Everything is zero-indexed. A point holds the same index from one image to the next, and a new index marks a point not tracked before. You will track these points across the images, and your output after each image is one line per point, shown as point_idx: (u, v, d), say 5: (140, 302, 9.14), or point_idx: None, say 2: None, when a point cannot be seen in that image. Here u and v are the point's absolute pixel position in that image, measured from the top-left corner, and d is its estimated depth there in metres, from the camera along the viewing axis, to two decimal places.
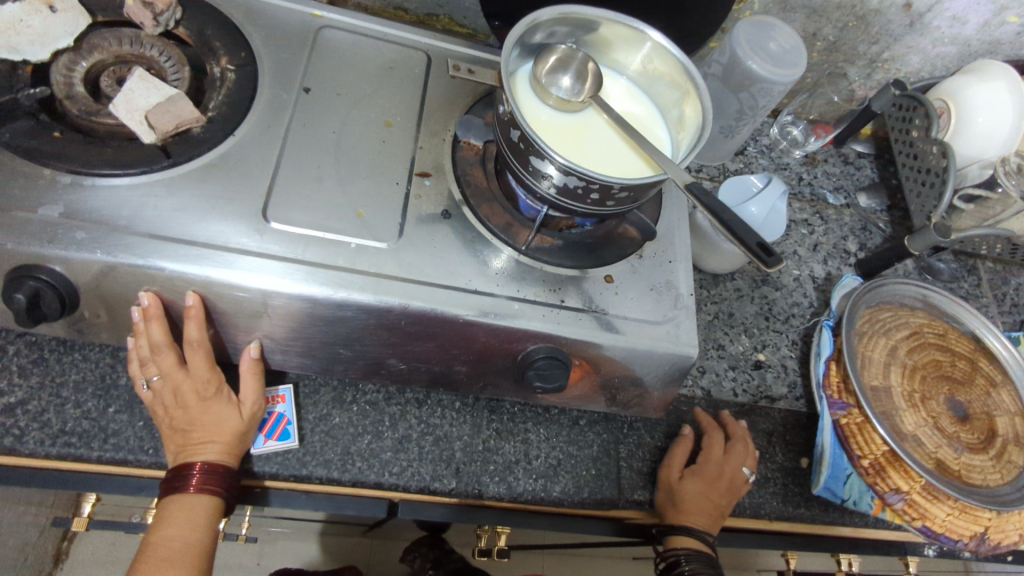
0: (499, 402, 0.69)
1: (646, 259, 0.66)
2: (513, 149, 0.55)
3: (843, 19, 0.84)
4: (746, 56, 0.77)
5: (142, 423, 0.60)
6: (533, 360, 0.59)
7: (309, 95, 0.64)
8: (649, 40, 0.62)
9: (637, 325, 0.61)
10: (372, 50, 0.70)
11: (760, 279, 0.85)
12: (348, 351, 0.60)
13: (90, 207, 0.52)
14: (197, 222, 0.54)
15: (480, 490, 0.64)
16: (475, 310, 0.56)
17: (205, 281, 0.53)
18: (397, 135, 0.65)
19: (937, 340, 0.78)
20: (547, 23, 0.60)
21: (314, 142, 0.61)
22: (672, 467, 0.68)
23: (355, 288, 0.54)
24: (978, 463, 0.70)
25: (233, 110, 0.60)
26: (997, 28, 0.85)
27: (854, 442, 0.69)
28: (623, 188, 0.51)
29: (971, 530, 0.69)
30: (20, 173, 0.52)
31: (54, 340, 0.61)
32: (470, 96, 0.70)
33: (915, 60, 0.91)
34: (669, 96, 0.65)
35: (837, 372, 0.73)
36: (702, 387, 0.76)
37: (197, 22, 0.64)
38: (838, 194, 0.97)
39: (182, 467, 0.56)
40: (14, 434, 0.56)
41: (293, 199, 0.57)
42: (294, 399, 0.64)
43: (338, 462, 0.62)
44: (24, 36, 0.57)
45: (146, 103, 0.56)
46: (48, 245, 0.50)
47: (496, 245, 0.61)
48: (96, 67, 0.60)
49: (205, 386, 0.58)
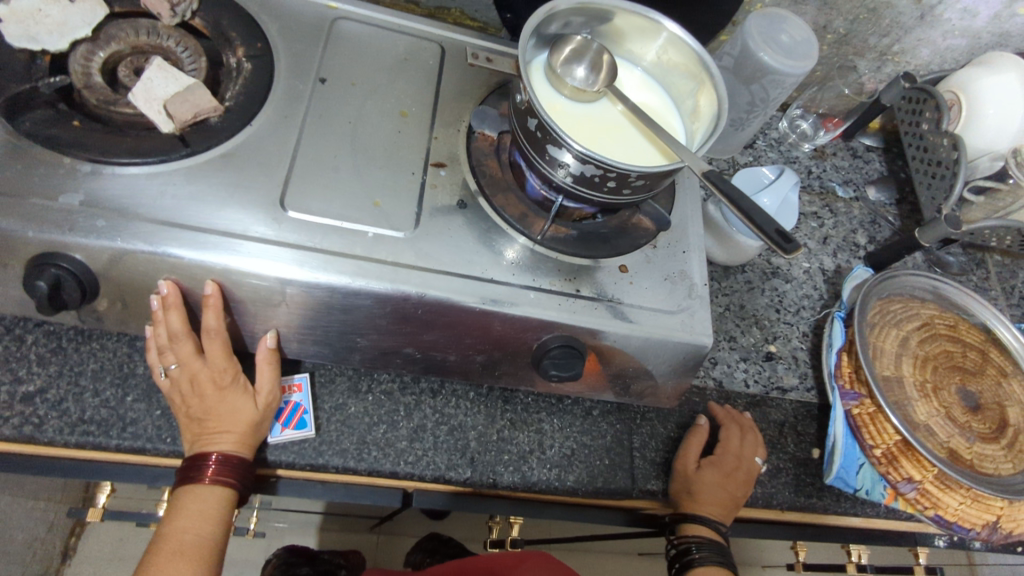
0: (513, 392, 0.69)
1: (660, 250, 0.66)
2: (530, 138, 0.55)
3: (854, 11, 0.84)
4: (757, 47, 0.77)
5: (160, 412, 0.60)
6: (548, 349, 0.59)
7: (324, 85, 0.64)
8: (664, 30, 0.62)
9: (651, 315, 0.61)
10: (387, 41, 0.70)
11: (770, 271, 0.86)
12: (364, 340, 0.60)
13: (110, 195, 0.53)
14: (215, 210, 0.54)
15: (495, 479, 0.64)
16: (490, 299, 0.57)
17: (224, 270, 0.53)
18: (412, 126, 0.65)
19: (948, 331, 0.78)
20: (563, 13, 0.60)
21: (330, 132, 0.61)
22: (688, 458, 0.68)
23: (372, 277, 0.54)
24: (990, 452, 0.71)
25: (249, 100, 0.60)
26: (1007, 20, 0.86)
27: (866, 432, 0.70)
28: (640, 176, 0.51)
29: (984, 519, 0.69)
30: (41, 161, 0.53)
31: (71, 329, 0.61)
32: (484, 88, 0.70)
33: (925, 52, 0.91)
34: (684, 86, 0.65)
35: (849, 363, 0.73)
36: (714, 378, 0.76)
37: (213, 13, 0.64)
38: (847, 187, 0.97)
39: (197, 457, 0.57)
40: (33, 423, 0.56)
41: (310, 188, 0.57)
42: (309, 388, 0.64)
43: (355, 451, 0.62)
44: (42, 27, 0.57)
45: (165, 93, 0.57)
46: (69, 233, 0.50)
47: (511, 235, 0.62)
48: (114, 58, 0.61)
49: (222, 375, 0.58)
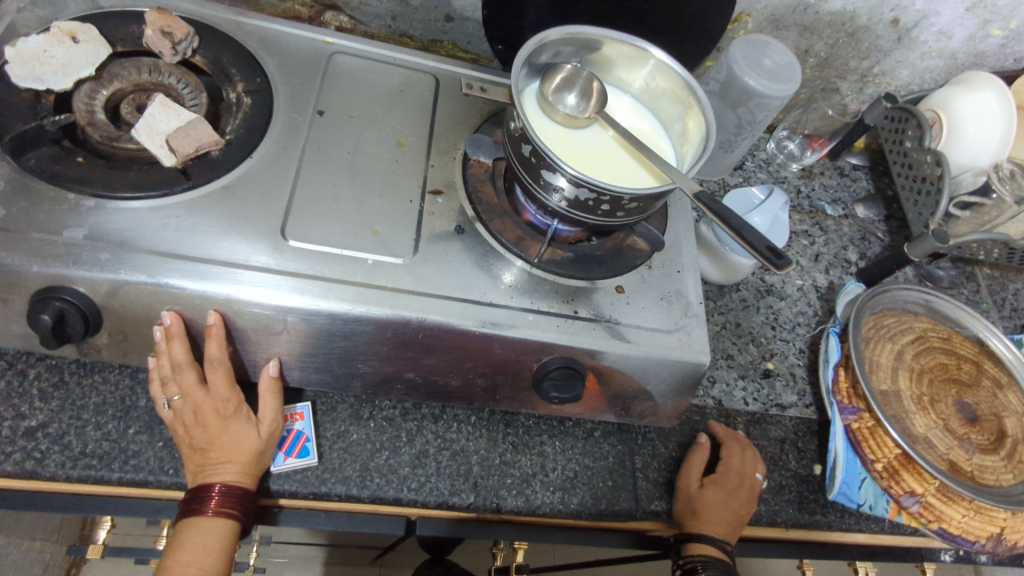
0: (514, 415, 0.70)
1: (655, 270, 0.67)
2: (525, 164, 0.56)
3: (834, 36, 0.87)
4: (741, 72, 0.79)
5: (162, 444, 0.60)
6: (548, 371, 0.59)
7: (322, 117, 0.66)
8: (652, 58, 0.64)
9: (648, 334, 0.62)
10: (383, 74, 0.72)
11: (764, 289, 0.87)
12: (365, 366, 0.60)
13: (114, 228, 0.53)
14: (216, 241, 0.55)
15: (498, 504, 0.64)
16: (489, 322, 0.57)
17: (226, 299, 0.53)
18: (409, 154, 0.66)
19: (942, 344, 0.79)
20: (553, 44, 0.62)
21: (329, 162, 0.63)
22: (690, 477, 0.68)
23: (372, 303, 0.55)
24: (990, 464, 0.71)
25: (250, 133, 0.62)
26: (981, 41, 0.88)
27: (867, 446, 0.70)
28: (634, 198, 0.53)
29: (988, 531, 0.69)
30: (46, 198, 0.54)
31: (73, 363, 0.62)
32: (478, 116, 0.72)
33: (904, 73, 0.94)
34: (673, 110, 0.67)
35: (846, 378, 0.74)
36: (713, 397, 0.77)
37: (213, 51, 0.66)
38: (836, 205, 0.99)
39: (200, 489, 0.56)
40: (34, 458, 0.56)
41: (310, 219, 0.58)
42: (311, 417, 0.64)
43: (357, 478, 0.62)
44: (47, 67, 0.59)
45: (167, 128, 0.58)
46: (73, 266, 0.51)
47: (509, 258, 0.63)
48: (117, 95, 0.62)
49: (225, 405, 0.58)
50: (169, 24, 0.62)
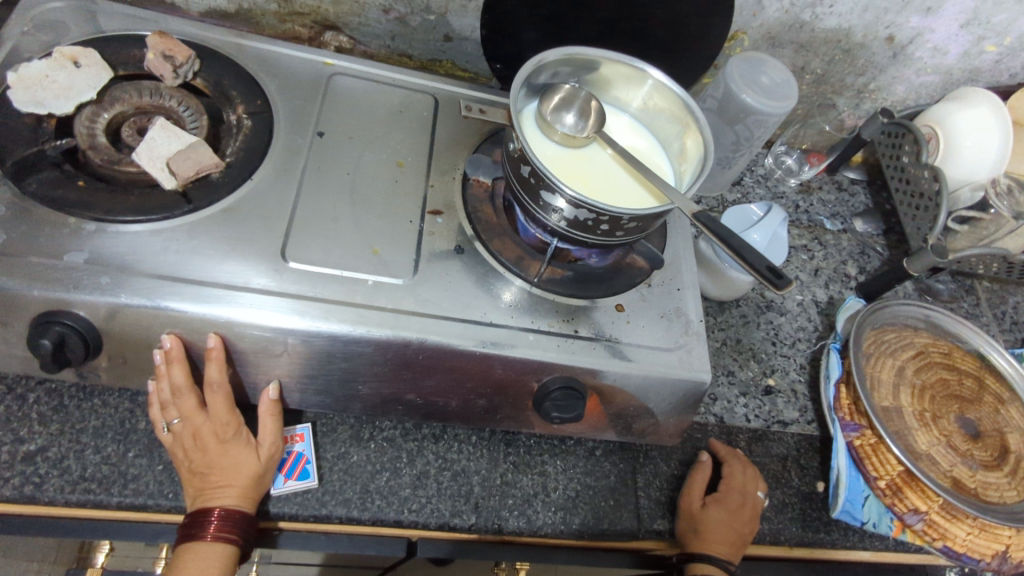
0: (515, 434, 0.70)
1: (655, 288, 0.68)
2: (524, 185, 0.57)
3: (829, 53, 0.88)
4: (739, 89, 0.80)
5: (162, 467, 0.60)
6: (548, 392, 0.59)
7: (323, 138, 0.66)
8: (650, 78, 0.64)
9: (649, 353, 0.62)
10: (383, 95, 0.72)
11: (764, 305, 0.87)
12: (365, 388, 0.60)
13: (115, 252, 0.54)
14: (215, 264, 0.55)
15: (500, 525, 0.64)
16: (489, 342, 0.57)
17: (226, 322, 0.53)
18: (409, 174, 0.67)
19: (943, 359, 0.79)
20: (551, 65, 0.63)
21: (328, 183, 0.63)
22: (692, 496, 0.68)
23: (373, 324, 0.55)
24: (994, 480, 0.71)
25: (250, 155, 0.62)
26: (976, 57, 0.89)
27: (869, 463, 0.70)
28: (632, 219, 0.53)
29: (993, 549, 0.69)
30: (46, 222, 0.54)
31: (73, 387, 0.62)
32: (477, 136, 0.73)
33: (900, 89, 0.95)
34: (671, 129, 0.67)
35: (848, 395, 0.74)
36: (715, 414, 0.76)
37: (214, 73, 0.66)
38: (835, 220, 0.99)
39: (199, 513, 0.56)
40: (34, 483, 0.56)
41: (311, 240, 0.59)
42: (312, 438, 0.64)
43: (358, 500, 0.62)
44: (50, 91, 0.59)
45: (168, 151, 0.58)
46: (73, 290, 0.51)
47: (508, 278, 0.63)
48: (117, 118, 0.62)
49: (225, 428, 0.58)
50: (171, 47, 0.63)
